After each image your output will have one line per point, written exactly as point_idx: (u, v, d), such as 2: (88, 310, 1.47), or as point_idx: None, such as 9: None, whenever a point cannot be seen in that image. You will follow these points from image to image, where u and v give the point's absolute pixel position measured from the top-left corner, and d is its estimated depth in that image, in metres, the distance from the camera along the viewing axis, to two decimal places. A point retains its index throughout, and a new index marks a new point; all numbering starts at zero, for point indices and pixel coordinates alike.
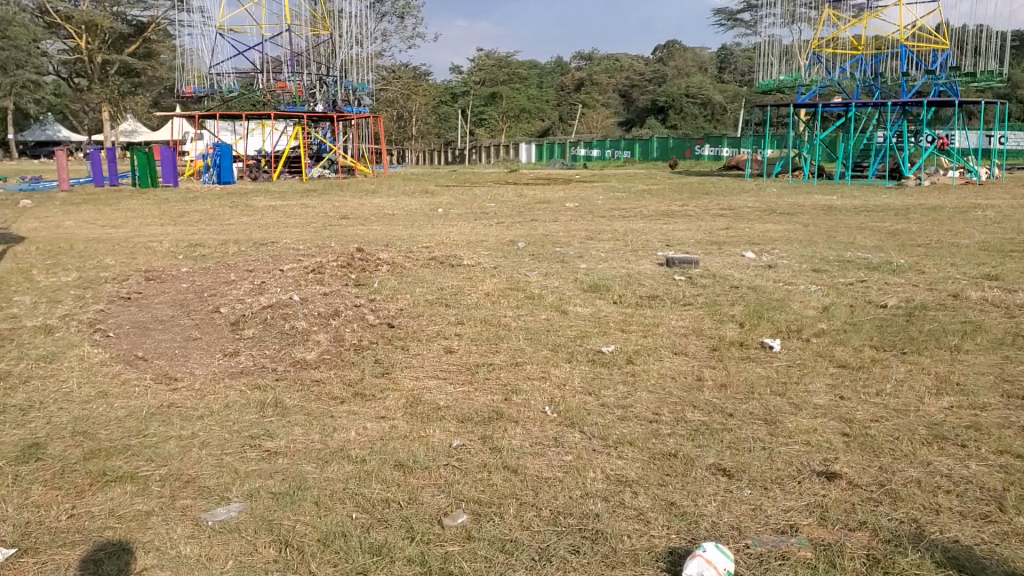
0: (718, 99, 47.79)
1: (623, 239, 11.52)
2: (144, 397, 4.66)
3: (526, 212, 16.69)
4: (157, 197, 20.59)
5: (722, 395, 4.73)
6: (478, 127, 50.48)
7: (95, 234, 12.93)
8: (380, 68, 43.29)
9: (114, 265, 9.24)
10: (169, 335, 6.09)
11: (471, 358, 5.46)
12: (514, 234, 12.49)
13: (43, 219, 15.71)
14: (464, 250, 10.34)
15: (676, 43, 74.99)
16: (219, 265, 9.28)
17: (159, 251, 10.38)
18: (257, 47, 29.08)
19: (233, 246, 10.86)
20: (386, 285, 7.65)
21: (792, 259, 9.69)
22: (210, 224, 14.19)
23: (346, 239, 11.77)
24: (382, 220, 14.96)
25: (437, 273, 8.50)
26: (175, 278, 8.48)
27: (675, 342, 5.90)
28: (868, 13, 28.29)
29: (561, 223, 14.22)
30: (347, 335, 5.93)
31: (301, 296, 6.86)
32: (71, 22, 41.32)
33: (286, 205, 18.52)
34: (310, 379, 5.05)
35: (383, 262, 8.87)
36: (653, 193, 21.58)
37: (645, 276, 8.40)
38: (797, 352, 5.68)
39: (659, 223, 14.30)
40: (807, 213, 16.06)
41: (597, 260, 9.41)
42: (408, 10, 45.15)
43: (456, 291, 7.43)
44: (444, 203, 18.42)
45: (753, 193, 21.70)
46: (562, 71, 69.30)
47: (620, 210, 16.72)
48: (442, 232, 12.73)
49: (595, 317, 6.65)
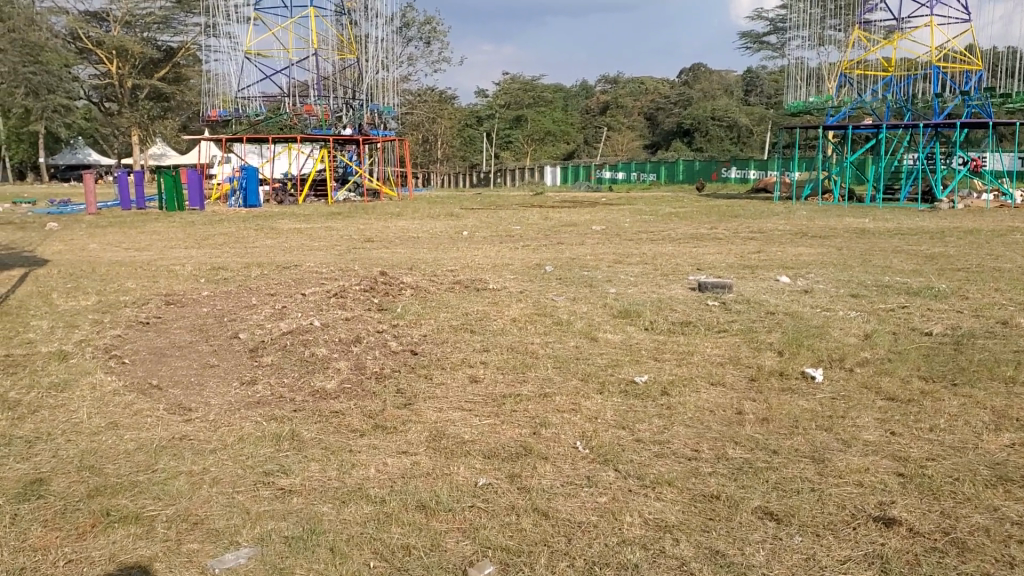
0: (744, 121, 47.49)
1: (651, 262, 11.30)
2: (156, 428, 4.46)
3: (552, 234, 16.51)
4: (183, 220, 20.60)
5: (764, 431, 4.46)
6: (503, 150, 50.48)
7: (119, 257, 12.92)
8: (406, 92, 43.43)
9: (136, 288, 9.14)
10: (186, 363, 5.91)
11: (498, 388, 5.22)
12: (540, 257, 12.31)
13: (68, 242, 15.69)
14: (490, 274, 10.15)
15: (702, 66, 74.91)
16: (240, 289, 9.12)
17: (183, 274, 10.29)
18: (284, 72, 29.21)
19: (256, 269, 10.72)
20: (410, 310, 7.44)
21: (828, 283, 9.39)
22: (235, 248, 14.09)
23: (370, 262, 11.64)
24: (406, 243, 14.87)
25: (461, 297, 8.30)
26: (196, 302, 8.33)
27: (712, 373, 5.63)
28: (898, 35, 27.97)
29: (588, 246, 14.04)
30: (370, 363, 5.71)
31: (322, 322, 6.66)
32: (102, 47, 41.84)
33: (311, 228, 18.49)
34: (329, 411, 4.83)
35: (407, 286, 8.68)
36: (680, 216, 21.33)
37: (675, 301, 8.14)
38: (841, 383, 5.39)
39: (688, 246, 14.07)
40: (839, 236, 15.77)
41: (627, 284, 9.16)
42: (435, 34, 45.32)
43: (483, 317, 7.22)
44: (470, 226, 18.32)
45: (782, 215, 21.38)
46: (587, 94, 69.34)
47: (646, 233, 16.54)
48: (467, 255, 12.58)
49: (628, 345, 6.40)
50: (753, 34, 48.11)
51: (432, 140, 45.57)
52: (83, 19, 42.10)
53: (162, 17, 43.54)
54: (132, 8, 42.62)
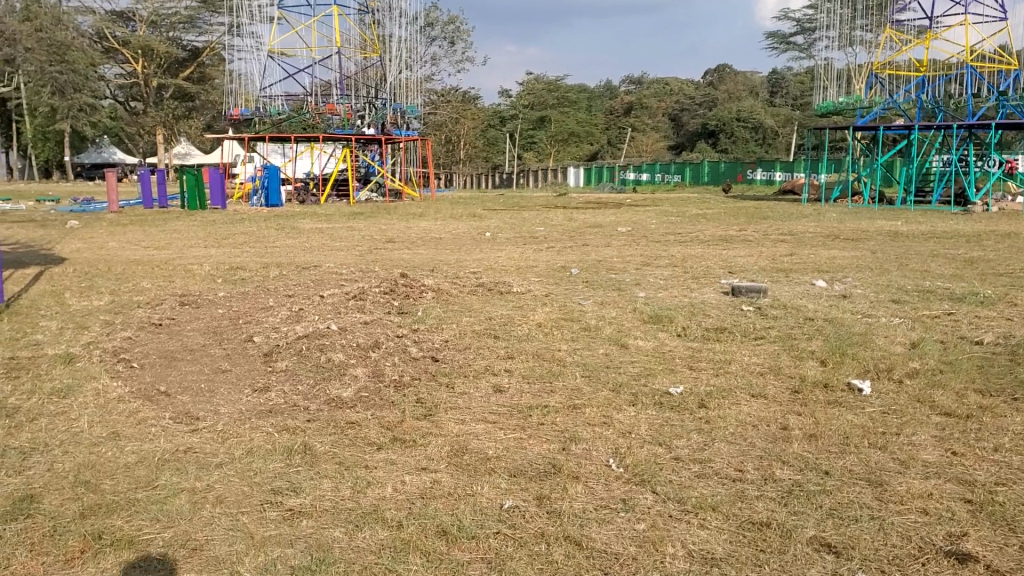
0: (770, 123, 46.94)
1: (680, 265, 10.96)
2: (159, 440, 4.18)
3: (577, 236, 16.22)
4: (204, 219, 20.43)
5: (812, 449, 4.11)
6: (526, 151, 50.19)
7: (139, 255, 12.75)
8: (429, 92, 43.22)
9: (152, 289, 8.90)
10: (196, 368, 5.63)
11: (524, 398, 4.90)
12: (566, 259, 12.00)
13: (87, 240, 15.55)
14: (514, 276, 9.86)
15: (726, 67, 74.28)
16: (258, 289, 8.86)
17: (200, 274, 10.05)
18: (307, 71, 29.08)
19: (274, 270, 10.46)
20: (431, 313, 7.14)
21: (866, 288, 9.01)
22: (255, 247, 13.88)
23: (391, 263, 11.37)
24: (429, 243, 14.60)
25: (485, 300, 7.99)
26: (212, 303, 8.08)
27: (752, 385, 5.29)
28: (931, 34, 27.41)
29: (614, 248, 13.73)
30: (388, 370, 5.41)
31: (340, 325, 6.36)
32: (128, 46, 41.95)
33: (332, 227, 18.27)
34: (344, 421, 4.52)
35: (428, 288, 8.39)
36: (706, 218, 20.93)
37: (707, 306, 7.79)
38: (892, 397, 5.03)
39: (716, 248, 13.71)
40: (872, 240, 15.33)
41: (657, 287, 8.84)
42: (459, 34, 45.08)
43: (508, 321, 6.90)
44: (494, 226, 18.05)
45: (811, 218, 20.95)
46: (611, 95, 68.86)
47: (673, 235, 16.19)
48: (490, 257, 12.30)
49: (660, 352, 6.07)
50: (779, 34, 47.51)
51: (455, 140, 45.31)
52: (109, 18, 42.25)
53: (187, 16, 43.64)
54: (158, 7, 42.72)
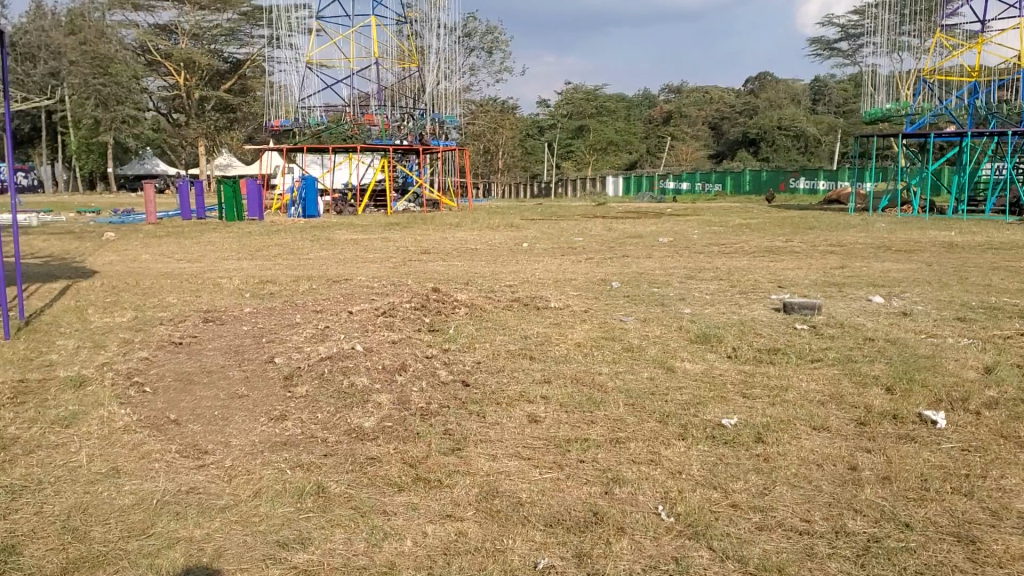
0: (813, 131, 46.05)
1: (726, 279, 10.47)
2: (162, 477, 3.82)
3: (617, 246, 15.75)
4: (240, 230, 20.27)
5: (888, 495, 3.63)
6: (564, 160, 49.79)
7: (171, 268, 12.55)
8: (468, 102, 42.97)
9: (177, 303, 8.60)
10: (211, 392, 5.27)
11: (562, 430, 4.47)
12: (606, 271, 11.56)
13: (120, 252, 15.40)
14: (551, 290, 9.45)
15: (768, 74, 73.28)
16: (284, 305, 8.54)
17: (228, 287, 9.75)
18: (345, 81, 28.93)
19: (304, 283, 10.13)
20: (463, 332, 6.74)
21: (928, 304, 8.45)
22: (287, 259, 13.59)
23: (424, 276, 10.99)
24: (464, 255, 14.24)
25: (520, 317, 7.58)
26: (236, 319, 7.76)
27: (814, 415, 4.82)
28: (984, 39, 26.54)
29: (655, 260, 13.25)
30: (414, 396, 5.01)
31: (365, 346, 5.98)
32: (170, 59, 42.27)
33: (367, 239, 17.99)
34: (363, 456, 4.13)
35: (462, 303, 8.00)
36: (751, 228, 20.34)
37: (757, 324, 7.31)
38: (972, 430, 4.53)
39: (763, 260, 13.17)
40: (927, 251, 14.65)
41: (703, 303, 8.36)
42: (497, 44, 44.81)
43: (545, 341, 6.46)
44: (531, 237, 17.63)
45: (860, 228, 20.29)
46: (650, 103, 68.25)
47: (717, 245, 15.68)
48: (527, 269, 11.89)
49: (710, 377, 5.61)
50: (823, 41, 46.61)
51: (493, 150, 45.02)
52: (152, 31, 42.67)
53: (229, 29, 43.95)
54: (199, 20, 43.03)
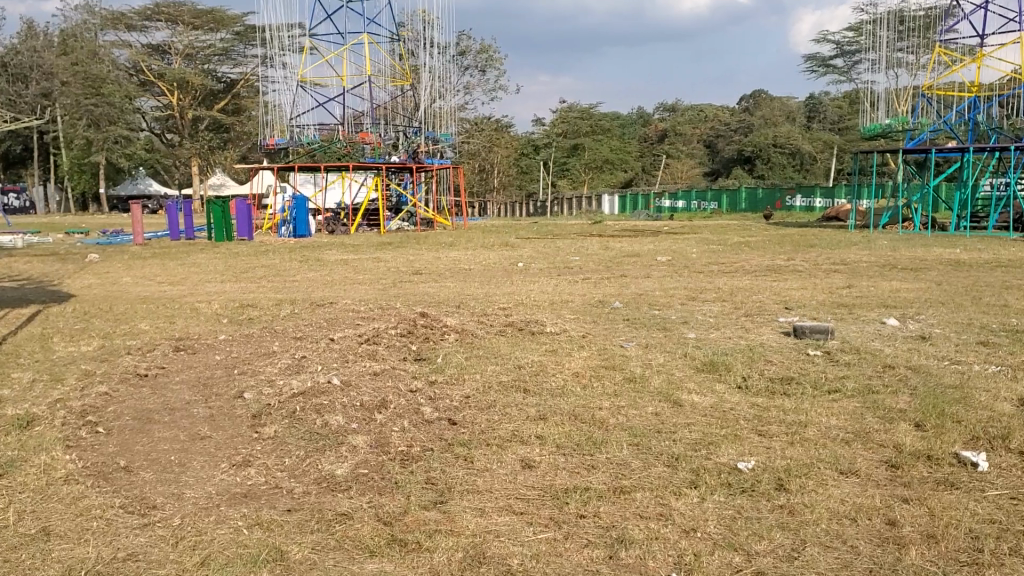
0: (808, 148, 45.73)
1: (731, 301, 10.02)
2: (98, 542, 3.31)
3: (614, 266, 15.34)
4: (228, 251, 19.80)
5: (935, 558, 3.16)
6: (560, 179, 49.41)
7: (151, 291, 12.06)
8: (463, 120, 42.60)
9: (150, 330, 8.10)
10: (170, 434, 4.77)
11: (559, 478, 3.96)
12: (603, 292, 11.10)
13: (101, 274, 14.90)
14: (546, 313, 8.98)
15: (763, 92, 73.21)
16: (264, 331, 8.04)
17: (206, 312, 9.25)
18: (338, 99, 28.47)
19: (288, 307, 9.63)
20: (451, 361, 6.23)
21: (947, 327, 7.98)
22: (273, 281, 13.12)
23: (414, 298, 10.50)
24: (457, 275, 13.79)
25: (513, 343, 7.08)
26: (210, 348, 7.26)
27: (839, 457, 4.33)
28: (984, 53, 26.18)
29: (654, 279, 12.84)
30: (395, 438, 4.51)
31: (343, 379, 5.48)
32: (163, 79, 41.93)
33: (357, 259, 17.53)
34: (332, 512, 3.62)
35: (452, 328, 7.51)
36: (750, 246, 19.89)
37: (766, 351, 6.83)
38: (1018, 474, 4.05)
39: (766, 279, 12.72)
40: (936, 269, 14.24)
41: (708, 327, 7.86)
42: (491, 63, 44.47)
43: (540, 371, 5.95)
44: (527, 256, 17.18)
45: (861, 245, 19.87)
46: (645, 122, 68.03)
47: (718, 264, 15.22)
48: (521, 290, 11.43)
49: (722, 412, 5.11)
50: (818, 57, 46.33)
51: (488, 169, 44.64)
52: (145, 52, 42.40)
53: (222, 49, 43.68)
54: (193, 40, 42.73)
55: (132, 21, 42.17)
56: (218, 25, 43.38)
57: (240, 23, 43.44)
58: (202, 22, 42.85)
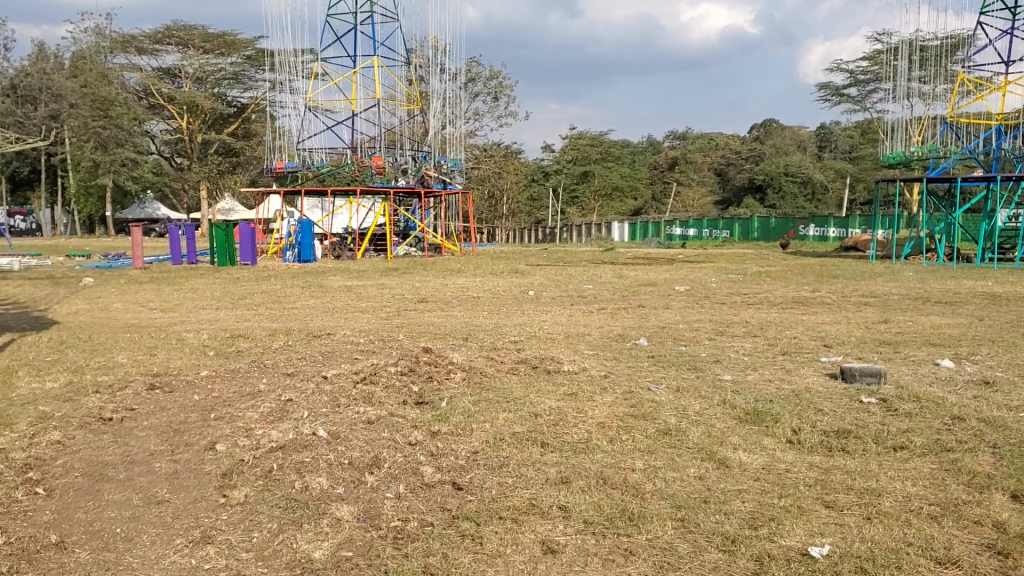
0: (819, 177, 45.01)
1: (761, 336, 9.24)
2: None
3: (631, 295, 14.68)
4: (228, 277, 19.06)
5: None
6: (570, 206, 48.75)
7: (142, 319, 11.37)
8: (472, 146, 42.04)
9: (127, 364, 7.33)
10: (121, 496, 4.00)
11: (590, 570, 3.19)
12: (620, 325, 10.34)
13: (92, 300, 14.20)
14: (560, 347, 8.21)
15: (773, 121, 72.75)
16: (251, 366, 7.30)
17: (192, 343, 8.48)
18: (348, 123, 27.86)
19: (283, 338, 8.89)
20: (459, 407, 5.44)
21: (1011, 370, 7.16)
22: (271, 309, 12.40)
23: (417, 329, 9.76)
24: (465, 304, 13.06)
25: (527, 384, 6.29)
26: (190, 386, 6.50)
27: (930, 538, 3.53)
28: (1009, 81, 25.42)
29: (675, 310, 12.16)
30: (388, 508, 3.75)
31: (329, 431, 4.69)
32: (173, 102, 41.58)
33: (361, 285, 16.87)
34: None
35: (457, 365, 6.74)
36: (770, 276, 19.17)
37: (814, 398, 6.04)
38: None
39: (794, 313, 11.96)
40: (971, 302, 13.45)
41: (746, 368, 7.08)
42: (503, 89, 43.96)
43: (559, 421, 5.14)
44: (538, 285, 16.46)
45: (885, 277, 19.15)
46: (656, 150, 67.49)
47: (740, 295, 14.44)
48: (533, 321, 10.69)
49: (778, 476, 4.33)
50: (832, 86, 45.69)
51: (498, 195, 44.03)
52: (155, 75, 42.05)
53: (232, 72, 43.28)
54: (203, 63, 42.34)
55: (143, 44, 41.86)
56: (229, 49, 43.07)
57: (251, 47, 43.13)
58: (213, 46, 42.52)
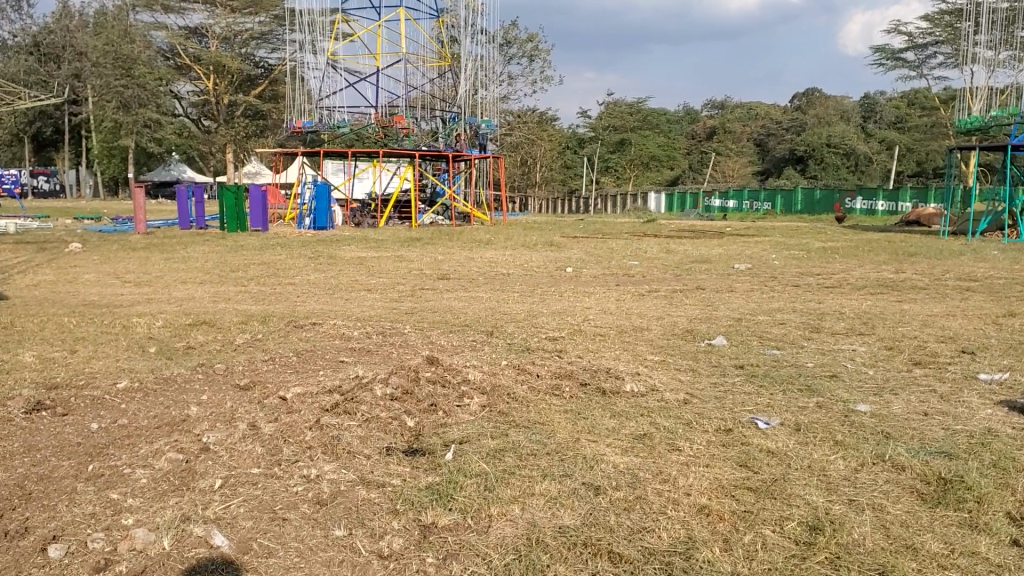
0: (864, 149, 42.34)
1: (874, 336, 7.11)
2: None
3: (684, 273, 12.69)
4: (231, 245, 17.08)
5: None
6: (604, 175, 46.37)
7: (106, 296, 9.37)
8: (504, 112, 39.78)
9: (29, 370, 5.31)
10: None
11: None
12: (682, 316, 8.23)
13: (59, 270, 12.20)
14: (615, 351, 6.14)
15: (815, 90, 69.92)
16: (197, 376, 5.25)
17: (137, 336, 6.51)
18: (371, 80, 25.55)
19: (257, 332, 6.84)
20: (476, 464, 3.43)
21: None
22: (256, 287, 10.42)
23: (429, 320, 7.71)
24: (492, 282, 11.13)
25: (575, 418, 4.25)
26: (96, 409, 4.49)
27: None
28: None
29: (741, 294, 10.16)
30: None
31: (234, 540, 2.70)
32: (200, 62, 39.54)
33: (376, 257, 14.86)
34: None
35: (474, 385, 4.69)
36: (839, 252, 17.00)
37: (1016, 452, 3.93)
38: None
39: (891, 301, 9.82)
40: None
41: (893, 398, 4.94)
42: (539, 51, 41.49)
43: (636, 504, 3.10)
44: (575, 259, 14.49)
45: (969, 256, 16.87)
46: (692, 118, 64.83)
47: (814, 277, 12.27)
48: (574, 309, 8.61)
49: None
50: (888, 50, 42.58)
51: (529, 162, 41.90)
52: (181, 34, 39.89)
53: (260, 32, 41.02)
54: (230, 22, 40.13)
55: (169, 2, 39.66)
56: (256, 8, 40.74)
57: (279, 6, 40.65)
58: (240, 5, 40.14)
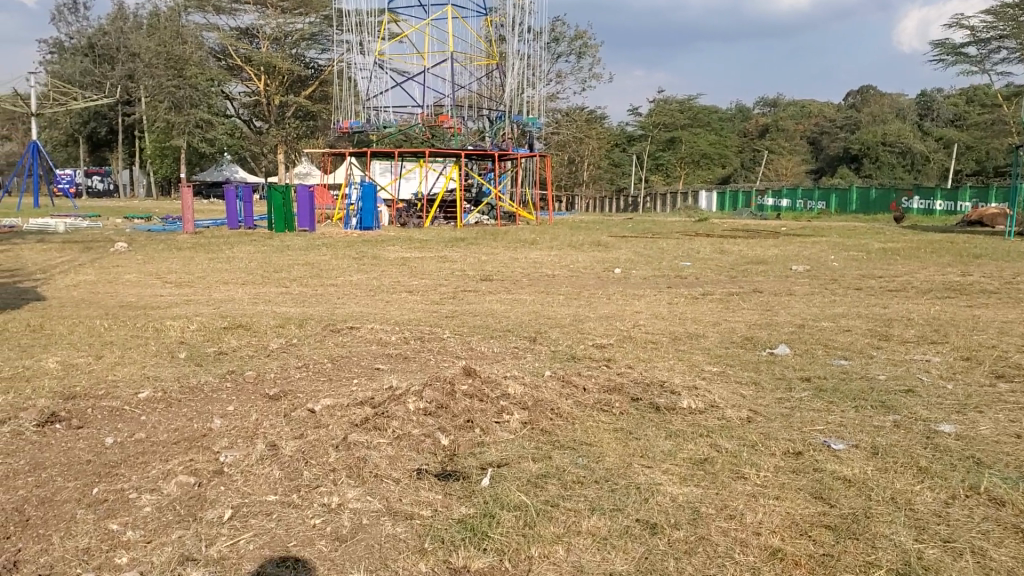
0: (920, 147, 40.98)
1: (949, 346, 6.58)
2: None
3: (738, 275, 12.17)
4: (275, 245, 16.90)
5: None
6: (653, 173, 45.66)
7: (144, 298, 9.14)
8: (551, 110, 39.36)
9: (50, 378, 5.04)
10: None
11: None
12: (740, 322, 7.77)
13: (101, 270, 12.03)
14: (669, 361, 5.72)
15: (870, 87, 68.42)
16: (223, 385, 4.95)
17: (169, 341, 6.26)
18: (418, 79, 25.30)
19: (293, 337, 6.52)
20: (515, 494, 3.07)
21: None
22: (295, 289, 10.12)
23: (470, 324, 7.34)
24: (537, 284, 10.73)
25: (627, 437, 3.85)
26: (111, 422, 4.21)
27: None
28: None
29: (798, 298, 9.65)
30: None
31: None
32: (251, 63, 39.71)
33: (420, 257, 14.59)
34: None
35: (514, 400, 4.31)
36: (900, 253, 16.30)
37: None
38: None
39: (961, 307, 9.22)
40: None
41: (980, 417, 4.45)
42: (588, 49, 40.97)
43: (698, 546, 2.72)
44: (622, 260, 14.02)
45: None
46: (743, 116, 63.79)
47: (876, 281, 11.65)
48: (624, 313, 8.17)
49: None
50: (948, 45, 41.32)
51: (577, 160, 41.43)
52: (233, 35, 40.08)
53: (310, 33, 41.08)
54: (281, 23, 40.24)
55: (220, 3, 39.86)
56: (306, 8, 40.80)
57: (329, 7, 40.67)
58: (291, 5, 40.21)
